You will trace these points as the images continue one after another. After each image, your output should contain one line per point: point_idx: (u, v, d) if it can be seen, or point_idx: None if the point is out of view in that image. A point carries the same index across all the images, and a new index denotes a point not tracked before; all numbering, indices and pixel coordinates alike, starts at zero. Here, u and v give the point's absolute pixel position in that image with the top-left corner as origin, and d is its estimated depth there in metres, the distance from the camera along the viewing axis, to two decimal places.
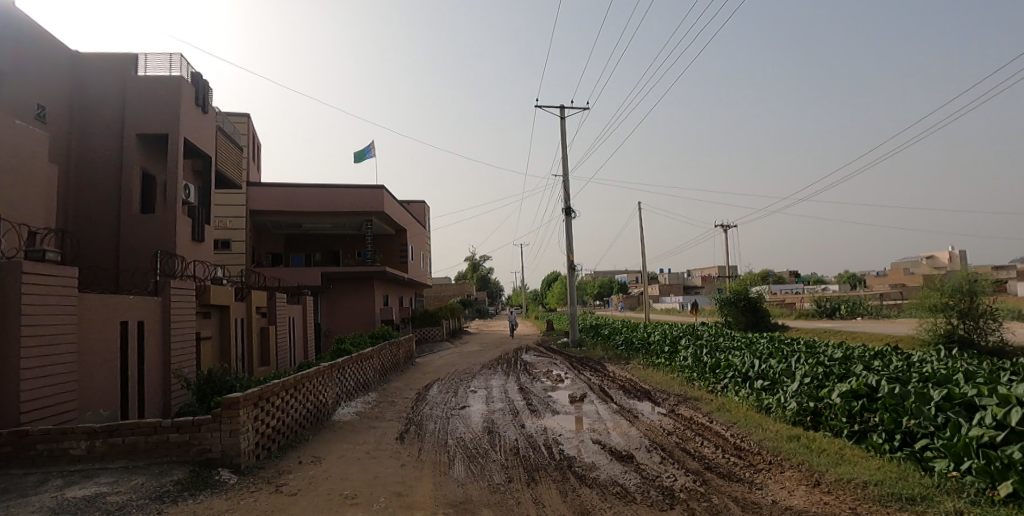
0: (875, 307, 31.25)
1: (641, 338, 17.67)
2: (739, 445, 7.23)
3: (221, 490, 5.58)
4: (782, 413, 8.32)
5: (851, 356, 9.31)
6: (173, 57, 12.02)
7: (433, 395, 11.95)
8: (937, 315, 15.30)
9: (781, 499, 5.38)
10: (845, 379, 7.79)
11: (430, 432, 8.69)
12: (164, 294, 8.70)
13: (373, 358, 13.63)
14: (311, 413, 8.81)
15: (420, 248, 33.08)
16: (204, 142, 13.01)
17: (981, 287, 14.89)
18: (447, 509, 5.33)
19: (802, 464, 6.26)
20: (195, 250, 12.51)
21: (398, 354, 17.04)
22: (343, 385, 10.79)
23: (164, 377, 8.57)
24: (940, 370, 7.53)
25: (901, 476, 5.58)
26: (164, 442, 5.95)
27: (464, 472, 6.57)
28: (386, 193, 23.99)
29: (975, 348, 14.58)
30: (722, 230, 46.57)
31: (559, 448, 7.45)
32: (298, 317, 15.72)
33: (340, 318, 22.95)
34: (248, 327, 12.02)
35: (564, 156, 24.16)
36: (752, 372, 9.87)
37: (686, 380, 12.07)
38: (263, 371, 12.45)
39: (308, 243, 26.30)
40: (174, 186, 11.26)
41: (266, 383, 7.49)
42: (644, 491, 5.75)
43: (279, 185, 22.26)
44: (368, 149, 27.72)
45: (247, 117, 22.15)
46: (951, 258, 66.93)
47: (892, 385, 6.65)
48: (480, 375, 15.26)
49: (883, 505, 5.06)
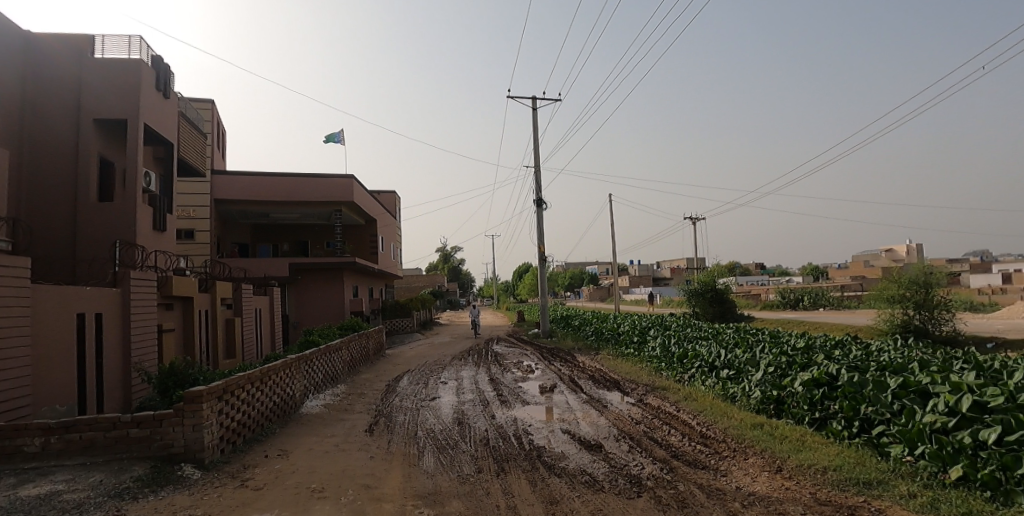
0: (837, 298, 32.14)
1: (611, 330, 17.84)
2: (705, 433, 7.37)
3: (184, 485, 5.44)
4: (746, 402, 8.51)
5: (814, 345, 9.62)
6: (132, 39, 11.48)
7: (402, 387, 11.84)
8: (895, 306, 15.79)
9: (744, 485, 5.51)
10: (807, 368, 8.01)
11: (400, 424, 8.64)
12: (124, 286, 8.41)
13: (342, 350, 13.40)
14: (278, 407, 8.66)
15: (391, 239, 32.70)
16: (166, 129, 12.59)
17: (936, 279, 15.43)
18: (416, 501, 5.29)
19: (765, 451, 6.43)
20: (157, 240, 12.11)
21: (368, 345, 16.82)
22: (310, 377, 10.61)
23: (125, 372, 8.29)
24: (897, 359, 7.82)
25: (858, 461, 5.77)
26: (123, 438, 5.76)
27: (433, 464, 6.52)
28: (356, 183, 23.65)
29: (930, 337, 15.16)
30: (692, 222, 47.15)
31: (529, 438, 7.50)
32: (265, 308, 15.38)
33: (308, 310, 22.58)
34: (213, 319, 11.72)
35: (537, 148, 24.11)
36: (718, 361, 10.07)
37: (654, 370, 12.23)
38: (229, 363, 12.18)
39: (276, 234, 25.78)
40: (133, 172, 10.90)
41: (230, 377, 7.32)
42: (612, 479, 5.82)
43: (246, 173, 21.68)
44: (338, 136, 27.20)
45: (211, 102, 21.41)
46: (909, 251, 69.29)
47: (851, 374, 6.87)
48: (450, 366, 15.21)
49: (841, 489, 5.22)
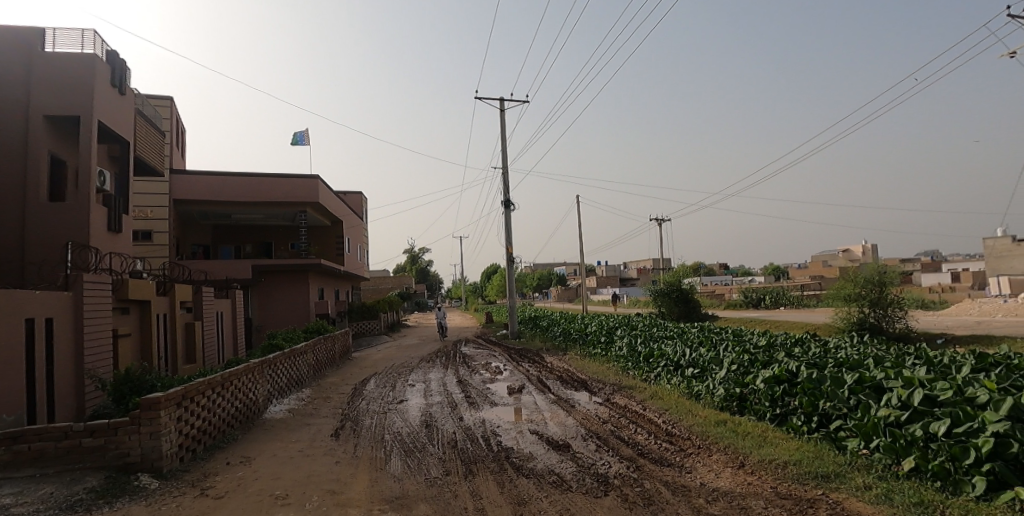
0: (797, 298, 33.19)
1: (578, 330, 17.98)
2: (670, 431, 7.49)
3: (141, 496, 5.25)
4: (710, 399, 8.68)
5: (774, 343, 9.89)
6: (86, 33, 11.05)
7: (370, 390, 11.69)
8: (851, 305, 16.34)
9: (708, 481, 5.62)
10: (768, 365, 8.24)
11: (367, 427, 8.52)
12: (76, 289, 8.07)
13: (307, 353, 13.14)
14: (240, 412, 8.44)
15: (358, 240, 32.27)
16: (122, 126, 12.14)
17: (890, 278, 16.03)
18: (382, 506, 5.22)
19: (728, 447, 6.57)
20: (111, 241, 11.66)
21: (334, 348, 16.56)
22: (274, 382, 10.36)
23: (78, 379, 7.95)
24: (854, 355, 8.08)
25: (817, 455, 5.95)
26: (76, 448, 5.53)
27: (400, 467, 6.46)
28: (322, 183, 23.27)
29: (884, 334, 15.76)
30: (659, 223, 47.98)
31: (497, 440, 7.48)
32: (227, 312, 14.97)
33: (272, 313, 22.09)
34: (171, 322, 11.35)
35: (505, 149, 24.12)
36: (683, 360, 10.25)
37: (621, 370, 12.37)
38: (188, 369, 11.81)
39: (239, 235, 25.14)
40: (87, 170, 10.46)
41: (190, 382, 7.10)
42: (579, 478, 5.86)
43: (207, 173, 21.10)
44: (302, 136, 26.71)
45: (169, 99, 20.72)
46: (864, 251, 72.01)
47: (810, 371, 7.08)
48: (418, 368, 15.09)
49: (801, 482, 5.37)
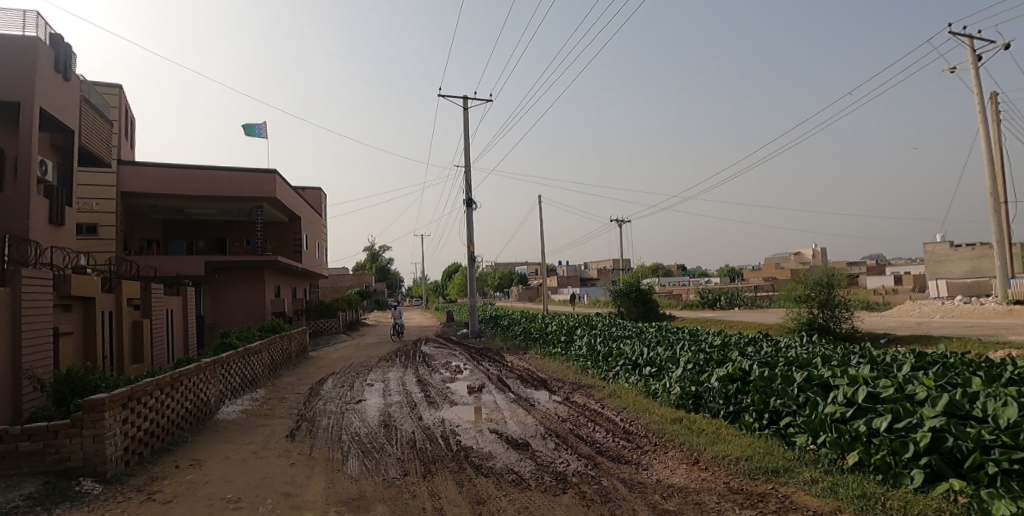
0: (750, 299, 34.28)
1: (539, 330, 18.10)
2: (628, 429, 7.62)
3: (83, 501, 5.02)
4: (667, 398, 8.87)
5: (729, 342, 10.19)
6: (28, 15, 10.46)
7: (327, 390, 11.48)
8: (801, 306, 16.95)
9: (664, 478, 5.74)
10: (722, 364, 8.48)
11: (324, 428, 8.35)
12: (13, 284, 7.63)
13: (261, 352, 12.79)
14: (190, 414, 8.16)
15: (316, 237, 31.64)
16: (66, 114, 11.56)
17: (837, 280, 16.69)
18: (339, 507, 5.13)
19: (683, 444, 6.73)
20: (52, 234, 11.07)
21: (290, 347, 16.18)
22: (226, 381, 10.05)
23: (14, 379, 7.52)
24: (802, 354, 8.39)
25: (768, 450, 6.15)
26: (12, 452, 5.24)
27: (357, 468, 6.37)
28: (280, 178, 22.72)
29: (831, 334, 16.42)
30: (619, 224, 48.76)
31: (457, 439, 7.46)
32: (177, 309, 14.42)
33: (226, 311, 21.41)
34: (117, 320, 10.86)
35: (468, 148, 24.07)
36: (641, 359, 10.44)
37: (580, 369, 12.51)
38: (136, 369, 11.34)
39: (192, 230, 24.28)
40: (27, 159, 9.91)
41: (137, 382, 6.81)
42: (538, 476, 5.90)
43: (157, 165, 20.30)
44: (259, 129, 26.00)
45: (118, 87, 19.84)
46: (815, 254, 74.95)
47: (762, 370, 7.32)
48: (377, 368, 14.91)
49: (753, 477, 5.54)
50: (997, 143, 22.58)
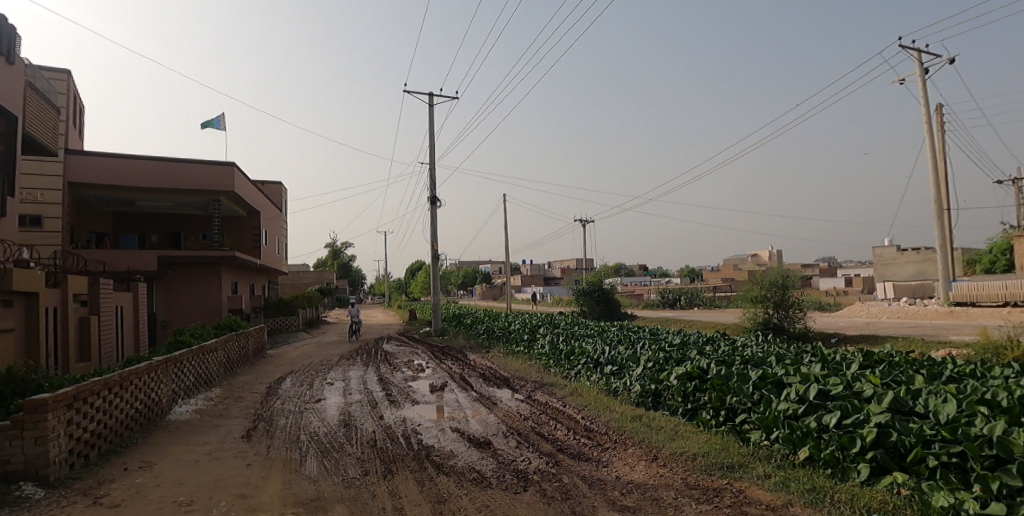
0: (709, 299, 35.11)
1: (502, 328, 18.12)
2: (589, 426, 7.71)
3: (23, 506, 4.79)
4: (627, 396, 9.02)
5: (688, 341, 10.41)
6: None
7: (286, 389, 11.23)
8: (758, 306, 17.45)
9: (624, 474, 5.84)
10: (681, 363, 8.66)
11: (282, 428, 8.17)
12: None
13: (217, 351, 12.43)
14: (140, 414, 7.86)
15: (276, 233, 30.89)
16: (8, 99, 10.98)
17: (791, 282, 17.26)
18: (297, 509, 5.04)
19: (642, 441, 6.85)
20: None
21: (247, 345, 15.76)
22: (179, 381, 9.72)
23: None
24: (757, 353, 8.66)
25: (723, 446, 6.33)
26: None
27: (316, 469, 6.26)
28: (239, 171, 22.11)
29: (784, 333, 16.96)
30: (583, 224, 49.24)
31: (418, 438, 7.42)
32: (127, 306, 13.85)
33: (179, 307, 20.69)
34: (62, 317, 10.37)
35: (434, 145, 23.90)
36: (602, 357, 10.57)
37: (543, 367, 12.58)
38: (82, 367, 10.85)
39: (144, 224, 23.41)
40: None
41: (83, 382, 6.52)
42: (499, 475, 5.92)
43: (108, 155, 19.48)
44: (218, 120, 25.24)
45: (67, 73, 18.95)
46: (771, 256, 77.39)
47: (719, 368, 7.52)
48: (338, 366, 14.67)
49: (709, 473, 5.69)
50: (941, 153, 23.72)
